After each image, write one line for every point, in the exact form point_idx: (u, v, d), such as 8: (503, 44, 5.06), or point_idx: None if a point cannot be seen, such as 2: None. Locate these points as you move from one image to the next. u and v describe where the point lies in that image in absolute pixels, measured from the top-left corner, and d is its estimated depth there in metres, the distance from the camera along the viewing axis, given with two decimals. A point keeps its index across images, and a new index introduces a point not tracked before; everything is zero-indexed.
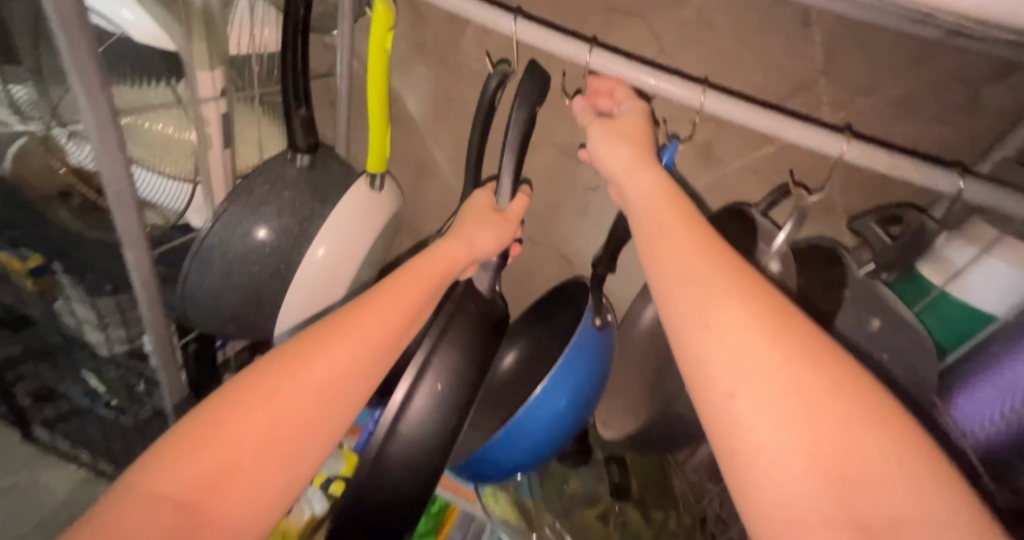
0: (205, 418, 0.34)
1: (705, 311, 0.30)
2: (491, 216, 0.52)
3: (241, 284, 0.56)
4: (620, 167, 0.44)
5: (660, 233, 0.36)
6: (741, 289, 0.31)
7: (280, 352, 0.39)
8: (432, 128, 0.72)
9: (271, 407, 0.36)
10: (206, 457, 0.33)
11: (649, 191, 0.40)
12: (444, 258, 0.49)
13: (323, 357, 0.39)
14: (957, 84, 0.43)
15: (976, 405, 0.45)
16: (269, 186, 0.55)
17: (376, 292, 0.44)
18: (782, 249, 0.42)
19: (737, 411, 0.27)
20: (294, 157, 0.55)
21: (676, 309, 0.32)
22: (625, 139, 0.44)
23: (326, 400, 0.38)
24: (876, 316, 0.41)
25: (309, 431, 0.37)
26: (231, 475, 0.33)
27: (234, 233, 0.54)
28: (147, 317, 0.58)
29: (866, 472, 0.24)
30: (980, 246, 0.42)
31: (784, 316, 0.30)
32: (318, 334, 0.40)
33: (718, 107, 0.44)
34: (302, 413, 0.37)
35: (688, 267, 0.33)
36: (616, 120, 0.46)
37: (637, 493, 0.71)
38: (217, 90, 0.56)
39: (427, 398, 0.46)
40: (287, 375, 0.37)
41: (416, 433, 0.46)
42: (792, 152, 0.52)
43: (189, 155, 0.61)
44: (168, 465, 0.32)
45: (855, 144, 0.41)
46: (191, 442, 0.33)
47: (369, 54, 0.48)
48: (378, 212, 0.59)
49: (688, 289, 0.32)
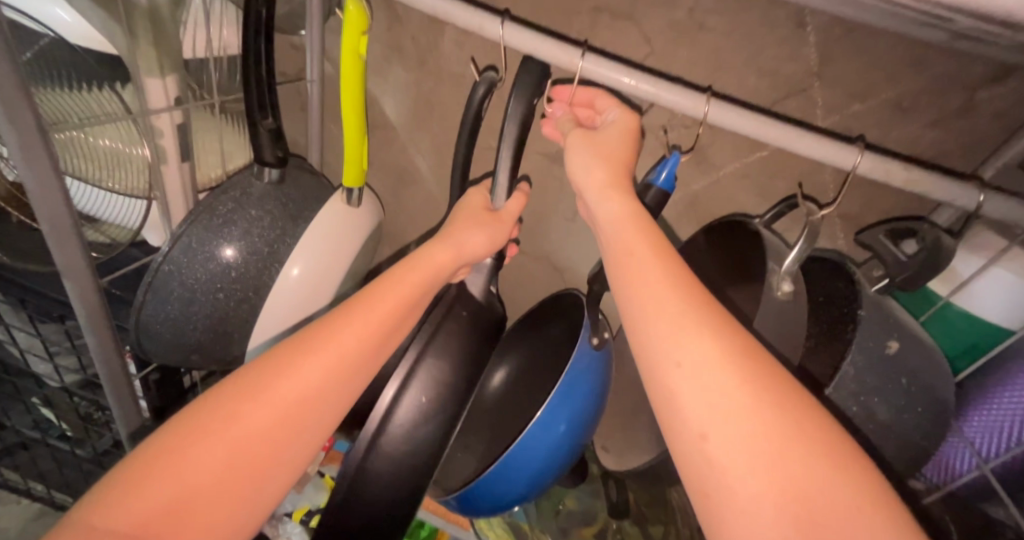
0: (158, 447, 0.31)
1: (675, 342, 0.29)
2: (482, 216, 0.46)
3: (203, 315, 0.51)
4: (590, 187, 0.40)
5: (637, 251, 0.35)
6: (713, 321, 0.29)
7: (242, 372, 0.35)
8: (411, 134, 0.67)
9: (228, 437, 0.33)
10: (159, 492, 0.30)
11: (617, 217, 0.38)
12: (429, 264, 0.43)
13: (286, 379, 0.35)
14: (953, 88, 0.41)
15: (987, 428, 0.42)
16: (233, 204, 0.50)
17: (355, 299, 0.39)
18: (793, 269, 0.39)
19: (715, 438, 0.26)
20: (261, 172, 0.50)
21: (660, 328, 0.30)
22: (604, 163, 0.41)
23: (289, 428, 0.35)
24: (893, 339, 0.39)
25: (270, 463, 0.34)
26: (185, 512, 0.31)
27: (197, 256, 0.49)
28: (96, 351, 0.53)
29: (834, 514, 0.24)
30: (988, 255, 0.40)
31: (754, 357, 0.28)
32: (286, 351, 0.36)
33: (727, 118, 0.41)
34: (263, 443, 0.34)
35: (672, 289, 0.32)
36: (597, 136, 0.42)
37: (635, 508, 0.67)
38: (170, 99, 0.51)
39: (413, 412, 0.43)
40: (247, 399, 0.34)
41: (400, 448, 0.43)
42: (787, 159, 0.50)
43: (143, 170, 0.55)
44: (121, 500, 0.29)
45: (868, 156, 0.39)
46: (144, 474, 0.30)
47: (342, 59, 0.43)
48: (356, 227, 0.54)
49: (662, 317, 0.30)
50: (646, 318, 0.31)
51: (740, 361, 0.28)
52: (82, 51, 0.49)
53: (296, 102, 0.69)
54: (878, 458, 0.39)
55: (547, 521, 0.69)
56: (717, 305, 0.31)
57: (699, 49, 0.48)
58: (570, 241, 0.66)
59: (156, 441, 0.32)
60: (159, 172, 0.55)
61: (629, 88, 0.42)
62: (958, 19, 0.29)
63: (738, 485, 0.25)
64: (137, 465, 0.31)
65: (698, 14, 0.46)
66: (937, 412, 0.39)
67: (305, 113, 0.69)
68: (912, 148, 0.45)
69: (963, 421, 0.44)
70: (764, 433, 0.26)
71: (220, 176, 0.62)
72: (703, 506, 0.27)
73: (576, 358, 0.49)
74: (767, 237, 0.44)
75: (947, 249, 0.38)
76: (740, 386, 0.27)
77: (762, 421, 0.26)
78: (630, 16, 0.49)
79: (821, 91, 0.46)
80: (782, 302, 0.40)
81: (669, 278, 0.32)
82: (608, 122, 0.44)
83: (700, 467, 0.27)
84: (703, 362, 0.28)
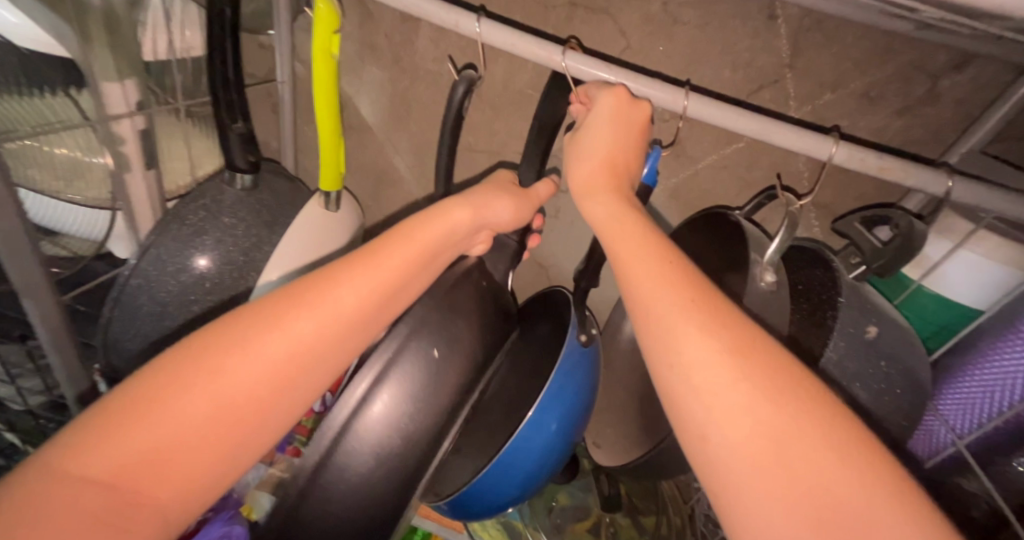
0: (138, 392, 0.29)
1: (655, 305, 0.30)
2: (512, 188, 0.47)
3: (175, 331, 0.49)
4: (579, 188, 0.41)
5: (625, 234, 0.35)
6: (705, 306, 0.29)
7: (232, 320, 0.33)
8: (388, 134, 0.66)
9: (212, 390, 0.31)
10: (141, 436, 0.28)
11: (603, 214, 0.38)
12: (443, 224, 0.41)
13: (277, 335, 0.33)
14: (916, 77, 0.43)
15: (965, 406, 0.43)
16: (204, 213, 0.48)
17: (356, 255, 0.37)
18: (774, 259, 0.40)
19: (706, 390, 0.27)
20: (233, 178, 0.48)
21: (657, 294, 0.31)
22: (585, 157, 0.41)
23: (275, 391, 0.33)
24: (872, 324, 0.40)
25: (257, 418, 0.33)
26: (163, 462, 0.29)
27: (167, 268, 0.47)
28: (61, 371, 0.50)
29: (812, 458, 0.25)
30: (955, 239, 0.42)
31: (746, 351, 0.28)
32: (280, 304, 0.34)
33: (704, 112, 0.41)
34: (249, 400, 0.32)
35: (657, 262, 0.32)
36: (579, 133, 0.41)
37: (626, 500, 0.68)
38: (131, 104, 0.49)
39: (411, 379, 0.40)
40: (235, 352, 0.32)
41: (402, 406, 0.40)
42: (761, 149, 0.51)
43: (106, 179, 0.53)
44: (96, 444, 0.27)
45: (843, 146, 0.40)
46: (123, 418, 0.28)
47: (314, 60, 0.42)
48: (335, 233, 0.53)
49: (654, 307, 0.30)
50: (640, 285, 0.32)
51: (731, 356, 0.28)
52: (30, 54, 0.46)
53: (268, 103, 0.67)
54: None
55: (540, 519, 0.68)
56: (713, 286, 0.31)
57: (675, 42, 0.48)
58: (555, 239, 0.66)
59: (134, 387, 0.29)
60: (123, 181, 0.52)
61: (600, 78, 0.41)
62: (922, 10, 0.30)
63: (746, 484, 0.26)
64: (113, 409, 0.28)
65: (673, 7, 0.47)
66: (917, 396, 0.40)
67: (277, 114, 0.67)
68: (880, 137, 0.47)
69: (939, 397, 0.45)
70: (751, 409, 0.26)
71: (190, 183, 0.60)
72: (714, 489, 0.27)
73: (567, 354, 0.49)
74: (747, 226, 0.45)
75: (920, 233, 0.39)
76: (733, 384, 0.27)
77: (756, 421, 0.26)
78: (606, 10, 0.49)
79: (794, 82, 0.46)
80: (765, 294, 0.41)
81: (654, 260, 0.32)
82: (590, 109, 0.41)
83: (703, 460, 0.27)
84: (697, 350, 0.28)
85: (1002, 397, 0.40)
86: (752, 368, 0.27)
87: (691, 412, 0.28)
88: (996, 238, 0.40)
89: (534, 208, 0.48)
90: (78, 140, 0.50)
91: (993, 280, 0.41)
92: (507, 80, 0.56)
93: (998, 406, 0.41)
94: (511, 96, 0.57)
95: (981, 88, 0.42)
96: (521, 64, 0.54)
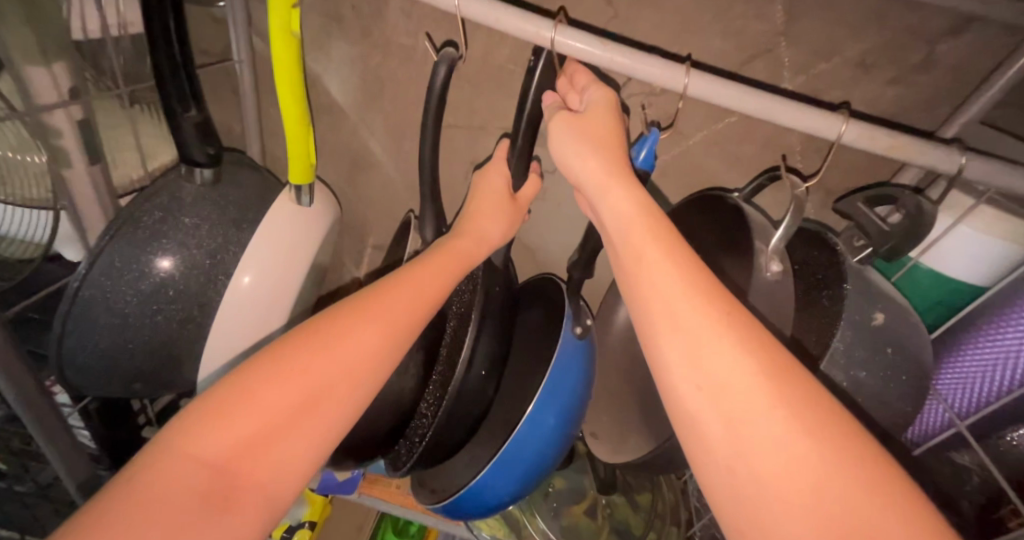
0: (235, 382, 0.30)
1: (680, 321, 0.29)
2: (501, 202, 0.47)
3: (138, 343, 0.45)
4: (592, 184, 0.37)
5: (631, 261, 0.32)
6: (736, 330, 0.28)
7: (317, 319, 0.34)
8: (361, 115, 0.61)
9: (300, 377, 0.31)
10: (239, 419, 0.29)
11: (630, 215, 0.34)
12: (458, 254, 0.43)
13: (350, 329, 0.34)
14: (912, 43, 0.40)
15: (965, 388, 0.43)
16: (161, 214, 0.44)
17: (404, 270, 0.40)
18: (780, 247, 0.38)
19: (745, 413, 0.26)
20: (191, 173, 0.44)
21: (668, 305, 0.29)
22: (597, 149, 0.37)
23: (356, 378, 0.33)
24: (879, 310, 0.39)
25: (338, 407, 0.32)
26: (264, 444, 0.30)
27: (124, 275, 0.43)
28: (14, 387, 0.46)
29: (863, 500, 0.23)
30: (955, 215, 0.41)
31: (781, 376, 0.26)
32: (350, 308, 0.35)
33: (755, 107, 0.37)
34: (331, 386, 0.32)
35: (667, 282, 0.30)
36: (581, 117, 0.38)
37: (622, 482, 0.69)
38: (63, 93, 0.43)
39: (472, 393, 0.48)
40: (324, 343, 0.33)
41: (461, 410, 0.49)
42: (753, 123, 0.49)
43: (45, 176, 0.47)
44: (210, 422, 0.29)
45: (854, 124, 0.37)
46: (224, 402, 0.29)
47: (272, 38, 0.37)
48: (315, 229, 0.48)
49: (679, 326, 0.28)
50: (672, 302, 0.29)
51: (769, 383, 0.26)
52: None
53: (224, 83, 0.60)
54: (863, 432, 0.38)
55: (537, 503, 0.67)
56: (741, 305, 0.29)
57: (662, 10, 0.44)
58: (545, 224, 0.63)
59: (232, 377, 0.31)
60: (65, 178, 0.47)
61: (586, 55, 0.37)
62: None
63: (777, 526, 0.24)
64: (215, 397, 0.30)
65: None
66: (920, 379, 0.39)
67: (237, 97, 0.61)
68: (875, 108, 0.45)
69: (938, 376, 0.45)
70: (798, 439, 0.25)
71: (144, 177, 0.54)
72: (735, 521, 0.25)
73: (562, 349, 0.48)
74: (748, 213, 0.43)
75: (929, 217, 0.37)
76: (770, 411, 0.25)
77: (789, 460, 0.24)
78: None
79: (787, 51, 0.44)
80: (770, 283, 0.38)
81: (677, 269, 0.30)
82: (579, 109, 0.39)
83: (727, 496, 0.26)
84: (728, 379, 0.26)
85: (1001, 375, 0.41)
86: (786, 395, 0.26)
87: (716, 445, 0.26)
88: (993, 212, 0.39)
89: (518, 216, 0.48)
90: (8, 133, 0.45)
91: (991, 256, 0.40)
92: (486, 54, 0.52)
93: (1003, 388, 0.40)
94: (492, 71, 0.53)
95: (978, 52, 0.39)
96: (503, 36, 0.50)
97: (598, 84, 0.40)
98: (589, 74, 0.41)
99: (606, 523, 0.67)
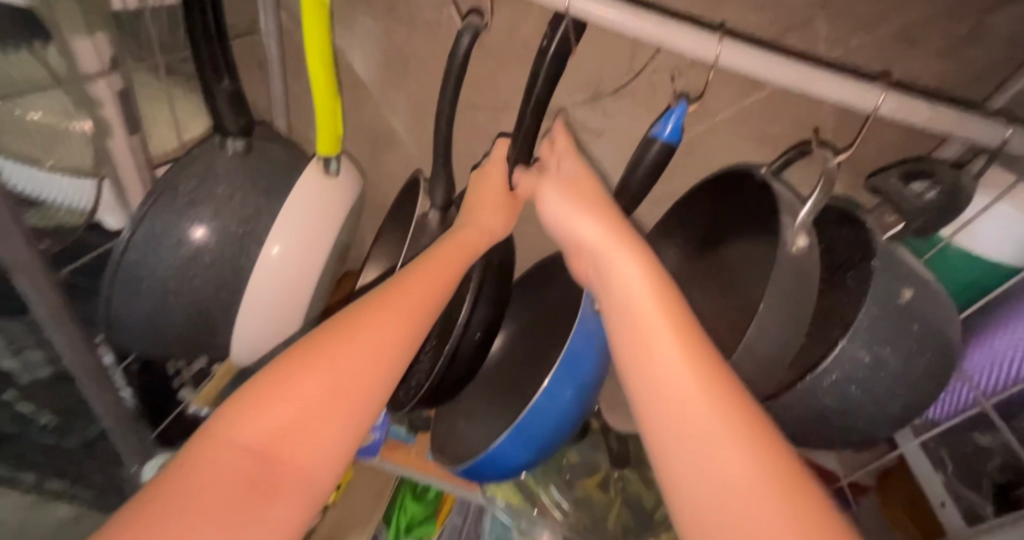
0: (270, 374, 0.29)
1: (681, 401, 0.26)
2: (500, 198, 0.48)
3: (178, 306, 0.47)
4: (593, 247, 0.36)
5: (633, 330, 0.29)
6: (732, 384, 0.26)
7: (343, 313, 0.33)
8: (384, 92, 0.61)
9: (332, 367, 0.30)
10: (276, 410, 0.28)
11: (630, 282, 0.32)
12: (465, 246, 0.44)
13: (375, 321, 0.33)
14: (960, 13, 0.39)
15: (992, 364, 0.42)
16: (197, 182, 0.46)
17: (419, 266, 0.39)
18: (808, 222, 0.37)
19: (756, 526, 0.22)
20: (224, 143, 0.46)
21: (670, 390, 0.26)
22: (588, 212, 0.39)
23: (386, 370, 0.32)
24: (907, 287, 0.37)
25: (371, 398, 0.31)
26: (299, 436, 0.28)
27: (164, 241, 0.45)
28: (63, 343, 0.49)
29: None
30: (994, 193, 0.40)
31: (794, 482, 0.23)
32: (373, 301, 0.34)
33: (789, 78, 0.37)
34: (363, 376, 0.31)
35: (668, 357, 0.27)
36: (568, 182, 0.43)
37: (635, 458, 0.69)
38: (105, 63, 0.45)
39: (467, 352, 0.54)
40: (352, 333, 0.32)
41: (457, 367, 0.55)
42: (784, 97, 0.48)
43: (87, 146, 0.49)
44: (247, 413, 0.28)
45: (892, 96, 0.36)
46: (262, 393, 0.28)
47: (303, 9, 0.37)
48: (339, 200, 0.49)
49: (681, 410, 0.26)
50: (672, 384, 0.26)
51: (781, 489, 0.22)
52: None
53: (252, 57, 0.61)
54: (882, 411, 0.38)
55: (551, 475, 0.69)
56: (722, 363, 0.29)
57: None
58: None
59: (266, 371, 0.30)
60: (105, 148, 0.49)
61: (607, 21, 0.37)
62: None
63: None
64: (253, 389, 0.29)
65: None
66: (948, 360, 0.38)
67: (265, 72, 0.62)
68: (913, 82, 0.43)
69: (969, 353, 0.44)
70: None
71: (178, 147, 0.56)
72: None
73: (581, 322, 0.47)
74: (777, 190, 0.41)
75: (967, 191, 0.36)
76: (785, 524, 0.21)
77: None
78: None
79: (825, 22, 0.42)
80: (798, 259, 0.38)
81: (671, 322, 0.29)
82: (556, 177, 0.44)
83: None
84: (729, 456, 0.24)
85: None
86: (805, 507, 0.22)
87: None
88: None
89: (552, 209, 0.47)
90: (53, 103, 0.46)
91: None
92: (511, 29, 0.52)
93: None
94: (515, 48, 0.53)
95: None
96: (528, 9, 0.50)
97: (574, 159, 0.45)
98: (569, 146, 0.46)
99: (619, 496, 0.68)
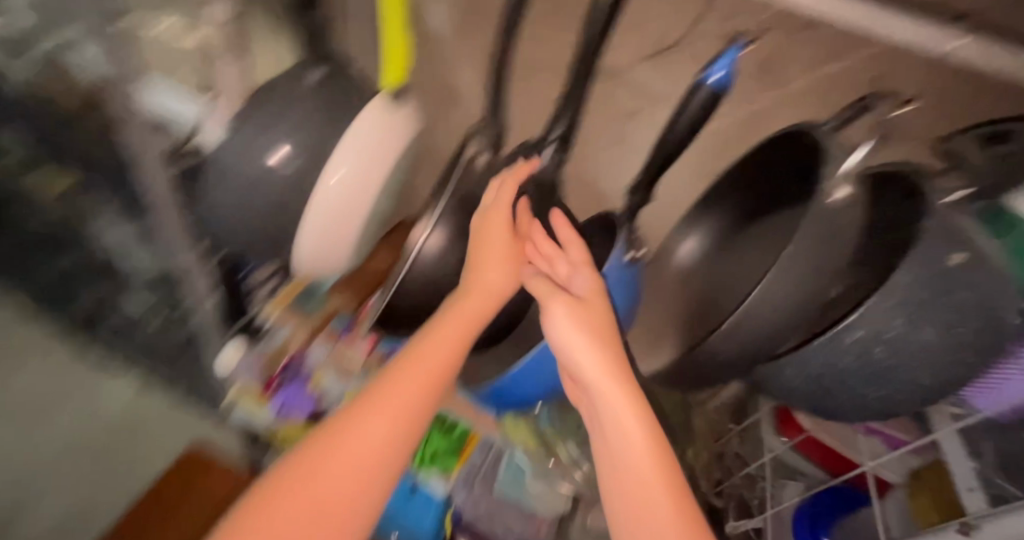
0: (276, 477, 0.35)
1: (643, 495, 0.37)
2: (501, 249, 0.47)
3: (254, 214, 0.53)
4: (590, 373, 0.43)
5: (613, 453, 0.40)
6: (680, 479, 0.39)
7: (343, 411, 0.39)
8: (459, 43, 0.64)
9: (323, 478, 0.35)
10: (273, 520, 0.34)
11: (614, 423, 0.41)
12: (470, 311, 0.45)
13: (363, 425, 0.37)
14: None
15: None
16: (280, 104, 0.51)
17: (414, 346, 0.42)
18: (849, 172, 0.39)
19: None
20: (304, 74, 0.53)
21: (629, 509, 0.38)
22: (596, 341, 0.44)
23: (376, 465, 0.36)
24: (960, 251, 0.34)
25: (363, 496, 0.36)
26: None
27: (247, 154, 0.51)
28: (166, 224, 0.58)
29: None
30: None
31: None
32: (367, 396, 0.39)
33: (845, 18, 0.35)
34: (351, 477, 0.36)
35: (630, 473, 0.39)
36: (580, 303, 0.46)
37: None
38: None
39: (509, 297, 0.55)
40: (342, 437, 0.37)
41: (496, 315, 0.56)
42: (873, 56, 0.45)
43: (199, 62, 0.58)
44: (253, 525, 0.33)
45: (967, 39, 0.33)
46: (264, 501, 0.34)
47: None
48: (396, 134, 0.52)
49: (645, 511, 0.37)
50: (641, 485, 0.38)
51: None
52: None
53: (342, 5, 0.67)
54: (914, 384, 0.36)
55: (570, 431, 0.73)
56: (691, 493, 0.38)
57: None
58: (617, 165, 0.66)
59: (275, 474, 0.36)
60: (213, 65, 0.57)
61: None
62: None
63: None
64: (261, 494, 0.35)
65: None
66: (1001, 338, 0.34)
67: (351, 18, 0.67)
68: None
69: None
70: None
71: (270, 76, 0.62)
72: None
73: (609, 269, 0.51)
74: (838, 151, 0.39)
75: None
76: None
77: None
78: None
79: None
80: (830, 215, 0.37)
81: (645, 429, 0.40)
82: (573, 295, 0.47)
83: None
84: None
85: None
86: None
87: None
88: None
89: (574, 240, 0.49)
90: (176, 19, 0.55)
91: None
92: None
93: None
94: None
95: None
96: None
97: (583, 269, 0.47)
98: (579, 254, 0.48)
99: None
